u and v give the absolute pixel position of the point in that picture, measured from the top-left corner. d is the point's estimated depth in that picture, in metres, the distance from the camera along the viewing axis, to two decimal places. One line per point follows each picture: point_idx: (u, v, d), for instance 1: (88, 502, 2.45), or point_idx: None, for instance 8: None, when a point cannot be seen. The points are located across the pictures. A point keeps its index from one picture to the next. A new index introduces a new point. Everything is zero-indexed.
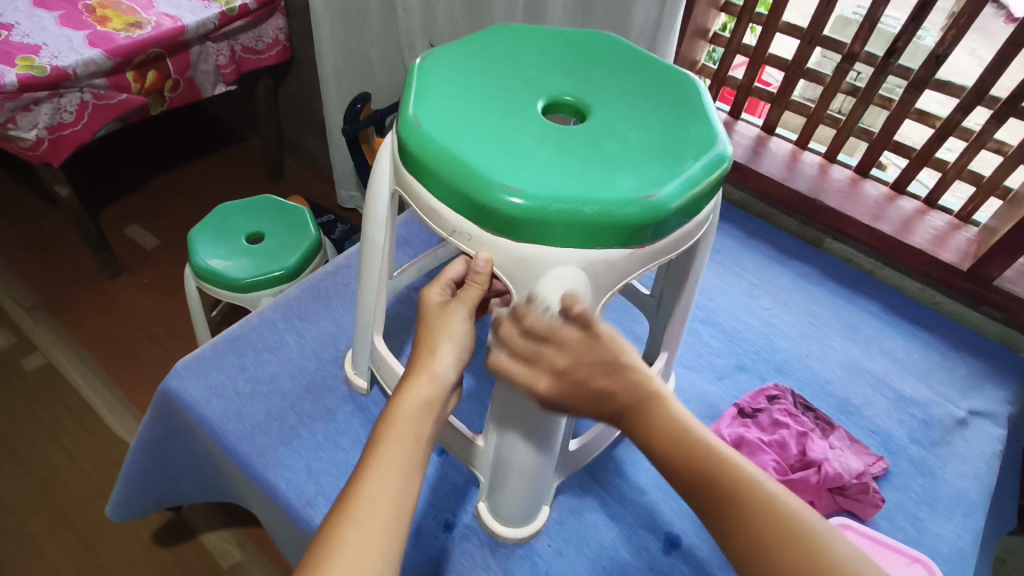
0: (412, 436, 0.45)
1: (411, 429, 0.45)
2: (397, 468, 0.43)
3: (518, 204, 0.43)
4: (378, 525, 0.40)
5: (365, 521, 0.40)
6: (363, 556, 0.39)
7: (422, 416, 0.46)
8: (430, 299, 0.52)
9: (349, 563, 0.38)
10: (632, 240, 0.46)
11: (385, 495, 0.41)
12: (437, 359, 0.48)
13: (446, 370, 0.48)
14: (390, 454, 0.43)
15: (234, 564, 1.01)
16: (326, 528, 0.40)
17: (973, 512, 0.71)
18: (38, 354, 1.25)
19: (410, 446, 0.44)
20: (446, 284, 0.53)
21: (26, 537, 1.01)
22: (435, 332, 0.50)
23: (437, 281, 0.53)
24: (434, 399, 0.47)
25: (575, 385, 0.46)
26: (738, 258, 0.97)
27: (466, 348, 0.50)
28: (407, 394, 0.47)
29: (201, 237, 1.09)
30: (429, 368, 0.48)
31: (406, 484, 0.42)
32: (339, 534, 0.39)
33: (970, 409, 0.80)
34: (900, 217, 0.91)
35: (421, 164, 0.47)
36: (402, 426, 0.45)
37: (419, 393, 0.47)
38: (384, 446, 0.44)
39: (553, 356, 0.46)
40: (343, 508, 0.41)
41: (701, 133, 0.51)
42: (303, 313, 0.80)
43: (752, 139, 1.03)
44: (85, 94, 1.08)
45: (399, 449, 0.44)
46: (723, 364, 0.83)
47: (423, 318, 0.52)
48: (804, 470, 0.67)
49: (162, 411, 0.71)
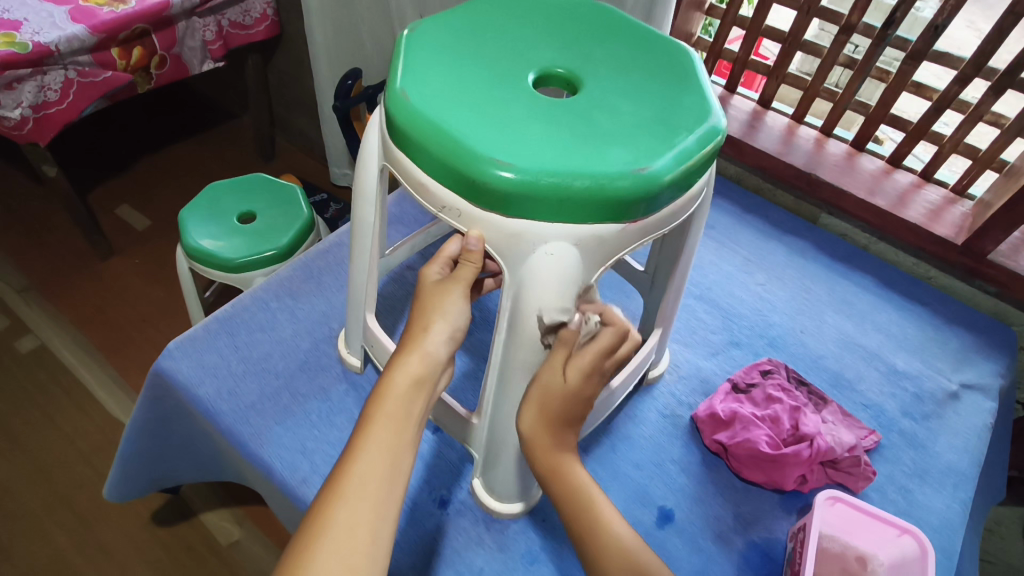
0: (403, 414, 0.45)
1: (402, 407, 0.45)
2: (387, 445, 0.43)
3: (508, 177, 0.43)
4: (369, 500, 0.40)
5: (357, 496, 0.40)
6: (356, 530, 0.39)
7: (413, 396, 0.46)
8: (427, 278, 0.53)
9: (341, 537, 0.38)
10: (624, 215, 0.45)
11: (377, 472, 0.41)
12: (429, 338, 0.49)
13: (437, 350, 0.49)
14: (379, 432, 0.44)
15: (233, 541, 1.02)
16: (317, 504, 0.40)
17: (962, 484, 0.72)
18: (31, 336, 1.24)
19: (400, 424, 0.45)
20: (445, 262, 0.53)
21: (26, 517, 1.02)
22: (428, 312, 0.50)
23: (436, 259, 0.53)
24: (425, 378, 0.47)
25: None
26: (733, 233, 0.96)
27: (458, 328, 0.50)
28: (397, 373, 0.47)
29: (192, 217, 1.08)
30: (421, 346, 0.48)
31: (398, 461, 0.43)
32: (331, 509, 0.39)
33: (962, 383, 0.81)
34: (895, 191, 0.91)
35: (411, 139, 0.46)
36: (393, 405, 0.45)
37: (410, 372, 0.47)
38: (375, 425, 0.44)
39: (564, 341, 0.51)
40: (334, 483, 0.41)
41: (695, 105, 0.50)
42: (295, 292, 0.80)
43: (748, 113, 1.02)
44: (69, 71, 1.06)
45: (389, 428, 0.44)
46: (717, 340, 0.83)
47: (420, 296, 0.52)
48: (796, 444, 0.67)
49: (155, 392, 0.71)
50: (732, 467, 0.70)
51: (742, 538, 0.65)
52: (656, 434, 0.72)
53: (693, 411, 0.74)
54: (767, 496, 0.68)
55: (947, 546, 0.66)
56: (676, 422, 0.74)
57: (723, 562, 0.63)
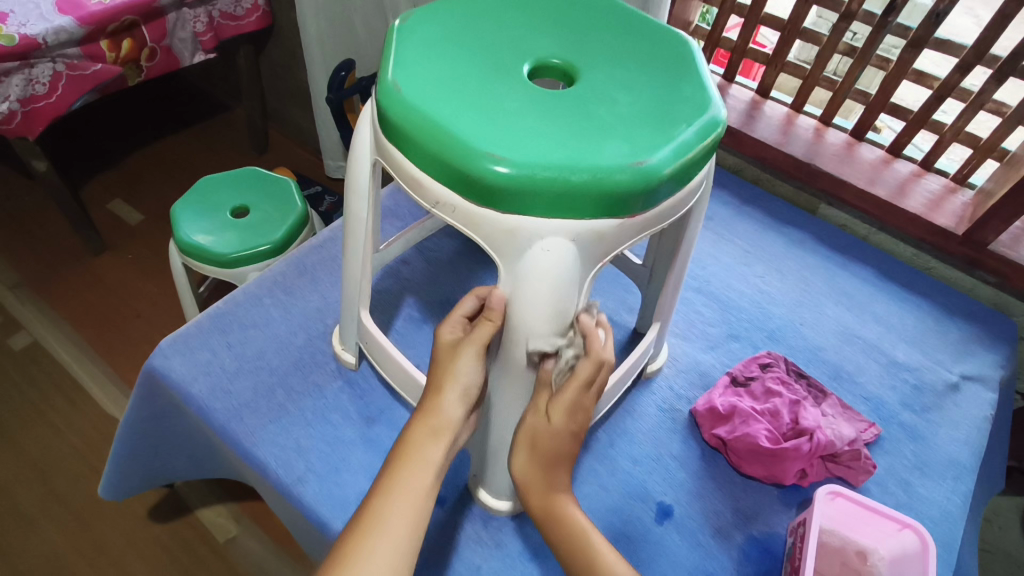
0: (422, 463, 0.47)
1: (421, 455, 0.47)
2: (408, 495, 0.45)
3: (503, 172, 0.41)
4: (390, 548, 0.43)
5: (378, 546, 0.43)
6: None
7: (430, 444, 0.47)
8: (443, 337, 0.50)
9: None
10: (623, 210, 0.44)
11: (397, 523, 0.44)
12: (443, 399, 0.49)
13: (452, 410, 0.48)
14: (401, 481, 0.46)
15: (230, 538, 1.01)
16: (341, 549, 0.43)
17: (963, 477, 0.71)
18: (25, 333, 1.23)
19: (420, 472, 0.46)
20: (460, 320, 0.51)
21: (21, 514, 1.01)
22: (442, 374, 0.49)
23: (449, 319, 0.51)
24: (442, 428, 0.48)
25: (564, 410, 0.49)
26: (731, 224, 0.95)
27: (472, 387, 0.49)
28: (417, 425, 0.49)
29: (184, 211, 1.07)
30: (436, 408, 0.49)
31: (418, 510, 0.45)
32: (355, 555, 0.42)
33: (962, 374, 0.80)
34: (896, 181, 0.90)
35: (402, 133, 0.45)
36: (414, 455, 0.47)
37: (428, 424, 0.48)
38: (398, 473, 0.46)
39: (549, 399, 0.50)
40: (359, 530, 0.44)
41: (694, 96, 0.49)
42: (288, 288, 0.79)
43: (746, 103, 1.01)
44: (57, 64, 1.04)
45: (410, 477, 0.46)
46: (716, 333, 0.82)
47: (436, 358, 0.50)
48: (796, 439, 0.67)
49: (147, 391, 0.70)
50: (732, 462, 0.69)
51: (742, 533, 0.65)
52: (655, 429, 0.72)
53: (693, 405, 0.74)
54: (767, 490, 0.68)
55: (948, 539, 0.66)
56: (675, 417, 0.73)
57: (723, 557, 0.63)
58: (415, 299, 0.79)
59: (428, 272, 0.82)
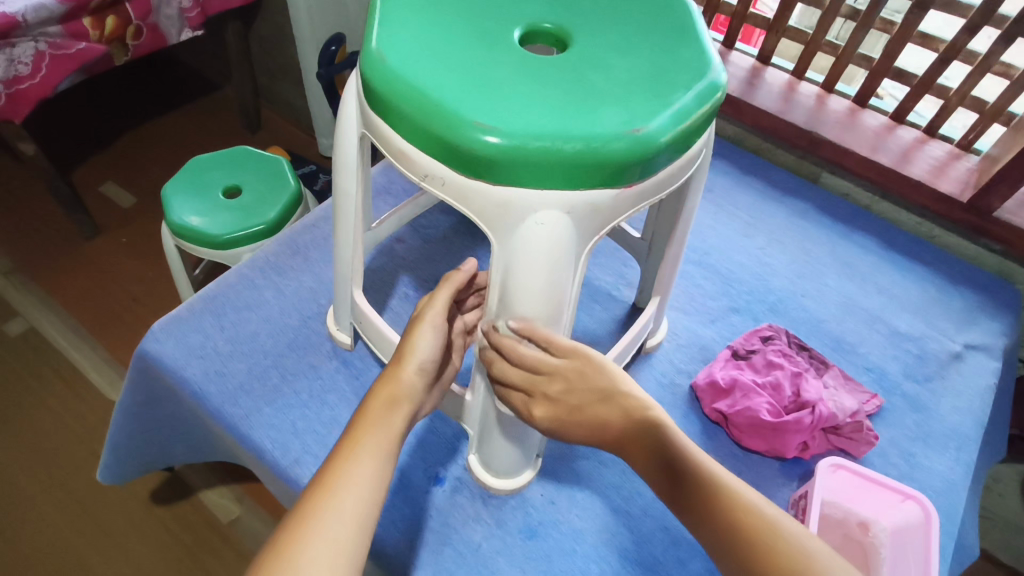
0: (384, 425, 0.46)
1: (382, 418, 0.46)
2: (371, 449, 0.44)
3: (493, 142, 0.40)
4: (355, 495, 0.41)
5: (343, 493, 0.41)
6: (342, 524, 0.39)
7: (390, 410, 0.47)
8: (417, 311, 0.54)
9: (330, 530, 0.39)
10: (619, 180, 0.42)
11: (363, 472, 0.42)
12: (402, 368, 0.49)
13: (411, 380, 0.49)
14: (364, 435, 0.45)
15: (233, 519, 1.01)
16: (304, 498, 0.41)
17: (965, 446, 0.71)
18: (20, 319, 1.22)
19: (383, 432, 0.45)
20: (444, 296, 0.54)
21: (24, 501, 1.02)
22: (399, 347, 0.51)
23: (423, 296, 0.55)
24: (400, 396, 0.48)
25: (569, 411, 0.50)
26: (732, 196, 0.94)
27: (429, 361, 0.51)
28: (377, 393, 0.48)
29: (175, 192, 1.05)
30: (395, 377, 0.49)
31: (382, 466, 0.43)
32: (322, 501, 0.40)
33: (966, 343, 0.79)
34: (899, 147, 0.88)
35: (388, 104, 0.43)
36: (375, 418, 0.46)
37: (388, 390, 0.48)
38: (359, 431, 0.45)
39: (546, 385, 0.49)
40: (321, 481, 0.42)
41: (693, 60, 0.47)
42: (281, 268, 0.78)
43: (746, 70, 0.99)
44: (39, 43, 1.01)
45: (373, 434, 0.45)
46: (716, 306, 0.81)
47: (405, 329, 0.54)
48: (798, 411, 0.66)
49: (141, 374, 0.69)
50: (733, 436, 0.69)
51: None
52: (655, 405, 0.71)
53: (693, 379, 0.73)
54: (767, 463, 0.67)
55: (949, 508, 0.66)
56: (675, 391, 0.73)
57: None
58: (410, 278, 0.78)
59: (423, 250, 0.81)
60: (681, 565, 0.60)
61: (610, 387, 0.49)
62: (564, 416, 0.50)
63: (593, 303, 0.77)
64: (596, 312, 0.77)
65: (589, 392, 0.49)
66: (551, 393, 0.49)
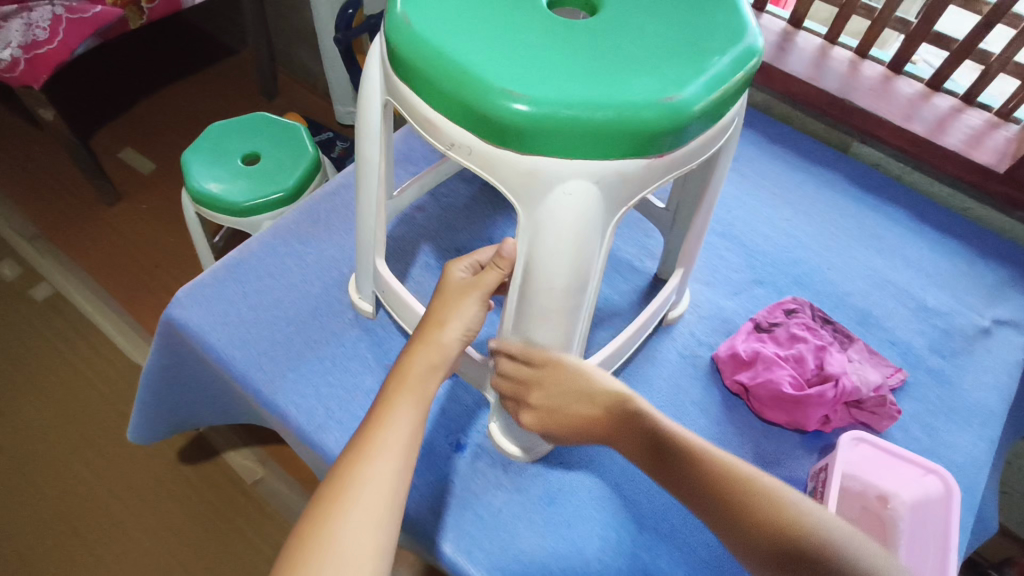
0: (419, 391, 0.48)
1: (417, 384, 0.48)
2: (407, 415, 0.47)
3: (522, 111, 0.39)
4: (390, 461, 0.44)
5: (380, 459, 0.44)
6: (378, 489, 0.43)
7: (427, 376, 0.49)
8: (452, 276, 0.52)
9: (366, 496, 0.42)
10: (649, 149, 0.41)
11: (396, 438, 0.45)
12: (444, 333, 0.50)
13: (451, 344, 0.50)
14: (400, 404, 0.47)
15: (257, 480, 1.04)
16: (344, 458, 0.45)
17: (990, 422, 0.70)
18: (47, 284, 1.25)
19: (418, 398, 0.48)
20: (471, 263, 0.53)
21: (57, 458, 1.05)
22: (445, 308, 0.51)
23: (464, 258, 0.53)
24: (439, 361, 0.50)
25: (552, 416, 0.52)
26: (759, 165, 0.92)
27: (474, 326, 0.51)
28: (415, 354, 0.50)
29: (196, 158, 1.05)
30: (437, 340, 0.50)
31: (413, 433, 0.46)
32: (360, 467, 0.43)
33: (995, 319, 0.78)
34: (934, 116, 0.85)
35: (413, 70, 0.42)
36: (412, 381, 0.48)
37: (427, 354, 0.50)
38: (396, 395, 0.48)
39: (530, 393, 0.52)
40: (362, 441, 0.45)
41: (728, 24, 0.45)
42: (302, 236, 0.78)
43: (777, 34, 0.96)
44: (56, 7, 1.03)
45: (409, 400, 0.47)
46: (739, 278, 0.80)
47: (442, 292, 0.52)
48: (821, 385, 0.66)
49: (167, 340, 0.70)
50: (753, 408, 0.68)
51: None
52: (675, 376, 0.71)
53: (714, 351, 0.73)
54: (788, 436, 0.67)
55: (970, 483, 0.66)
56: (697, 362, 0.72)
57: None
58: (431, 247, 0.77)
59: (444, 219, 0.80)
60: (699, 533, 0.61)
61: (591, 390, 0.51)
62: (548, 420, 0.52)
63: (615, 274, 0.77)
64: (618, 283, 0.76)
65: (572, 395, 0.51)
66: (535, 401, 0.52)
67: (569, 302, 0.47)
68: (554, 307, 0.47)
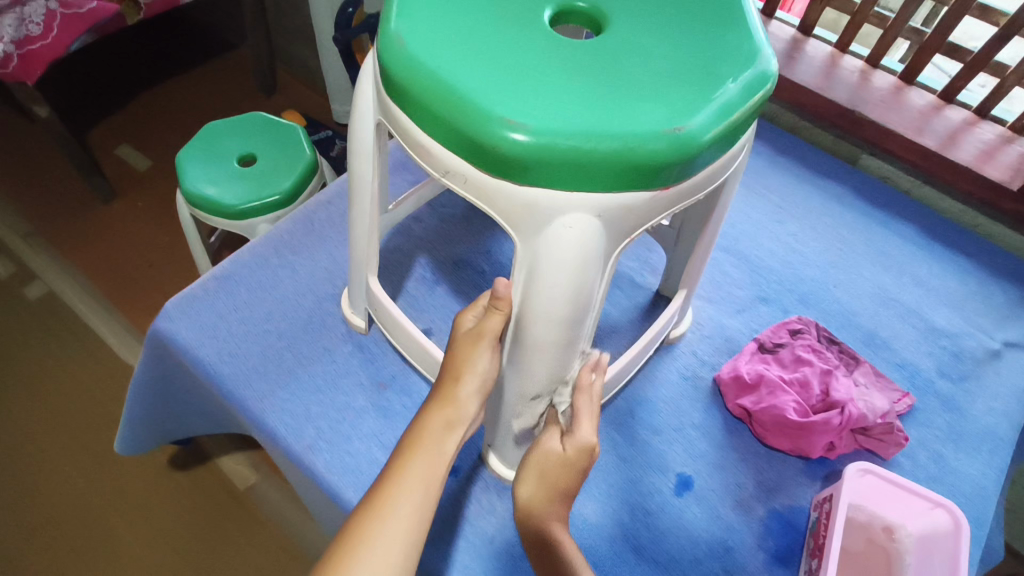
0: (436, 452, 0.47)
1: (433, 442, 0.47)
2: (421, 473, 0.45)
3: (520, 140, 0.37)
4: (400, 526, 0.43)
5: (390, 519, 0.43)
6: (387, 550, 0.41)
7: (444, 434, 0.48)
8: (462, 326, 0.50)
9: (374, 556, 0.41)
10: (655, 181, 0.39)
11: (407, 505, 0.43)
12: (460, 389, 0.49)
13: (468, 401, 0.49)
14: (415, 460, 0.46)
15: (250, 486, 1.03)
16: (353, 519, 0.43)
17: (999, 449, 0.68)
18: (40, 283, 1.23)
19: (433, 458, 0.46)
20: (479, 311, 0.51)
21: (47, 461, 1.04)
22: (458, 361, 0.49)
23: (473, 306, 0.51)
24: (456, 419, 0.48)
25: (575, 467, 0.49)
26: (764, 176, 0.90)
27: (490, 376, 0.50)
28: (432, 414, 0.49)
29: (190, 159, 1.03)
30: (453, 397, 0.49)
31: (427, 496, 0.44)
32: (370, 526, 0.42)
33: (1005, 341, 0.76)
34: (945, 129, 0.83)
35: (405, 93, 0.40)
36: (427, 442, 0.47)
37: (444, 412, 0.48)
38: (412, 454, 0.46)
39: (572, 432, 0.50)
40: (373, 502, 0.44)
41: (740, 46, 0.43)
42: (296, 246, 0.76)
43: (785, 42, 0.93)
44: (50, 2, 1.00)
45: (423, 461, 0.46)
46: (743, 296, 0.78)
47: (454, 343, 0.51)
48: (825, 411, 0.64)
49: (155, 353, 0.68)
50: (756, 433, 0.67)
51: (763, 505, 0.63)
52: (676, 397, 0.69)
53: (716, 372, 0.71)
54: (791, 462, 0.66)
55: (977, 514, 0.64)
56: (698, 384, 0.70)
57: (743, 530, 0.61)
58: (427, 260, 0.75)
59: (440, 230, 0.78)
60: (697, 564, 0.59)
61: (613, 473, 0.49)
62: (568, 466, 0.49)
63: (615, 290, 0.75)
64: (619, 299, 0.74)
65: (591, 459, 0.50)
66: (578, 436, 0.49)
67: (579, 309, 0.43)
68: (569, 313, 0.43)
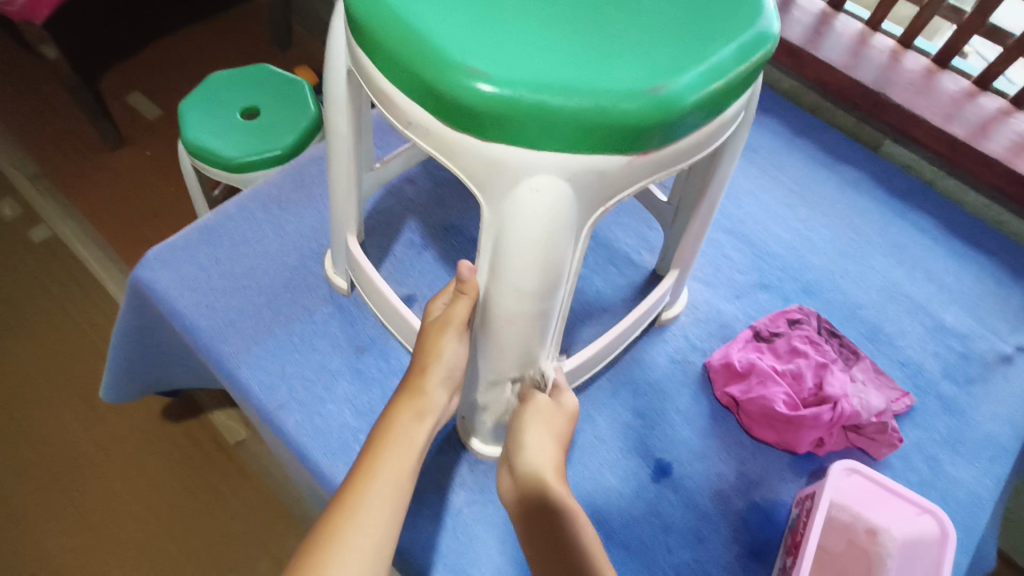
0: (406, 441, 0.45)
1: (403, 434, 0.45)
2: (392, 466, 0.43)
3: (484, 90, 0.34)
4: (373, 523, 0.41)
5: (364, 515, 0.41)
6: (360, 548, 0.40)
7: (413, 424, 0.46)
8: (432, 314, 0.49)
9: (347, 555, 0.39)
10: (632, 146, 0.36)
11: (380, 497, 0.42)
12: (427, 378, 0.47)
13: (436, 391, 0.47)
14: (384, 452, 0.44)
15: (239, 441, 1.03)
16: (323, 518, 0.41)
17: (1000, 458, 0.65)
18: (44, 226, 1.23)
19: (404, 450, 0.45)
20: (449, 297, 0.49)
21: (42, 404, 1.05)
22: (425, 352, 0.48)
23: (444, 292, 0.50)
24: (426, 409, 0.47)
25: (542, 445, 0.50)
26: (779, 158, 0.85)
27: (457, 367, 0.48)
28: (400, 406, 0.47)
29: (192, 109, 1.01)
30: (420, 388, 0.47)
31: (399, 489, 0.43)
32: (341, 523, 0.40)
33: (1018, 346, 0.72)
34: (976, 118, 0.78)
35: (369, 35, 0.37)
36: (397, 433, 0.46)
37: (412, 404, 0.47)
38: (382, 448, 0.45)
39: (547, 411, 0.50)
40: (343, 499, 0.42)
41: (739, 4, 0.39)
42: (283, 202, 0.74)
43: (814, 16, 0.88)
44: None
45: (394, 454, 0.44)
46: (743, 281, 0.74)
47: (423, 333, 0.49)
48: (817, 406, 0.61)
49: (136, 302, 0.67)
50: (742, 423, 0.64)
51: (743, 498, 0.61)
52: (663, 380, 0.67)
53: (707, 358, 0.68)
54: (776, 456, 0.63)
55: (968, 523, 0.61)
56: (687, 369, 0.68)
57: (720, 523, 0.59)
58: (417, 223, 0.73)
59: (434, 194, 0.75)
60: (668, 553, 0.57)
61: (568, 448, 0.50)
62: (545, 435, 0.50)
63: (610, 266, 0.72)
64: (612, 276, 0.71)
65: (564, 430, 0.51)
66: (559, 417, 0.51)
67: (549, 281, 0.41)
68: (537, 285, 0.41)
